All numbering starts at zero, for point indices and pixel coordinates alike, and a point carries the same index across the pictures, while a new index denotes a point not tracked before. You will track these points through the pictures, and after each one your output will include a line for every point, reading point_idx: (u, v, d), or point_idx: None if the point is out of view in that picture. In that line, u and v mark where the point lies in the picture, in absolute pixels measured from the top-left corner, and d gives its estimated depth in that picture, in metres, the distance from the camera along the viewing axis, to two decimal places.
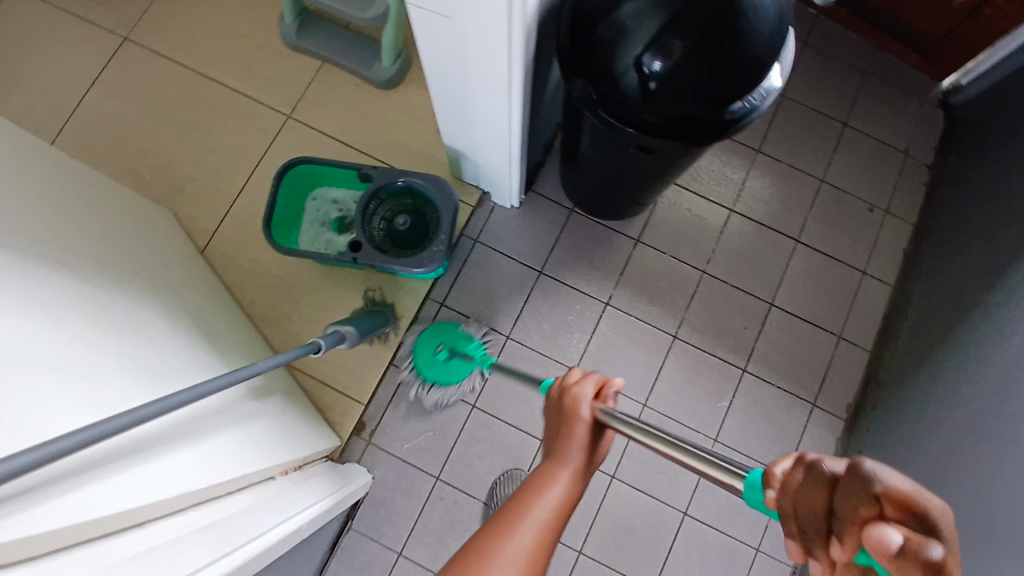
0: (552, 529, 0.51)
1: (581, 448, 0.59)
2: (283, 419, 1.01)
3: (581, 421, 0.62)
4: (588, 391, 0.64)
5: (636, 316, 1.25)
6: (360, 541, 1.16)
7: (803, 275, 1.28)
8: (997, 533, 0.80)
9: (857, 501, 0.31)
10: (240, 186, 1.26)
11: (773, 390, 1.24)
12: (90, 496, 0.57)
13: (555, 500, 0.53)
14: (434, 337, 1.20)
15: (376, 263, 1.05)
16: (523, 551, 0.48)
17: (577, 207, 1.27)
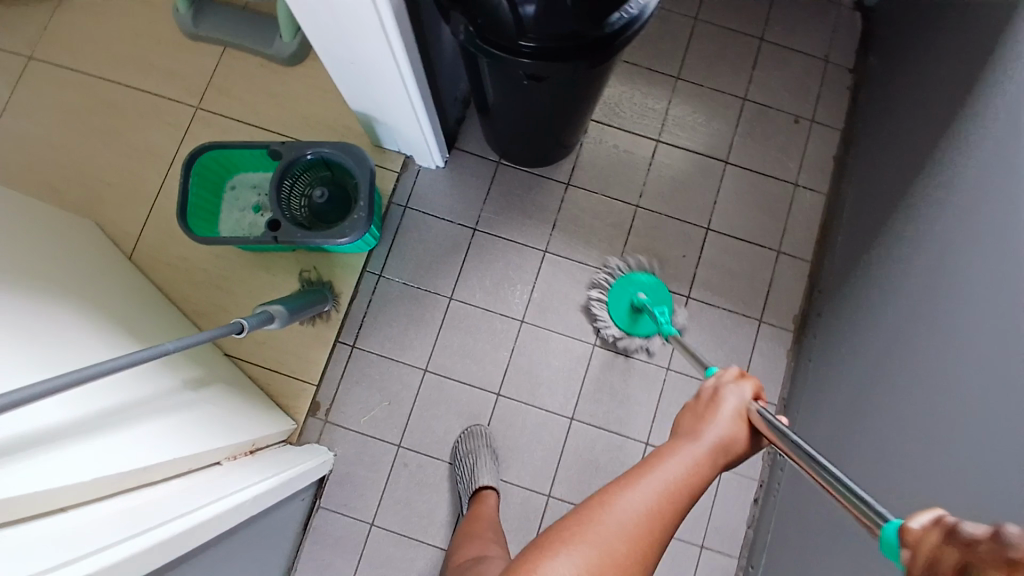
0: (680, 495, 0.58)
1: (715, 436, 0.65)
2: (224, 409, 0.99)
3: (729, 418, 0.67)
4: (737, 393, 0.70)
5: (575, 259, 1.25)
6: (330, 518, 1.17)
7: (736, 195, 1.29)
8: (942, 409, 0.81)
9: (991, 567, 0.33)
10: (158, 185, 1.24)
11: (719, 313, 1.25)
12: (2, 476, 0.55)
13: (683, 469, 0.60)
14: (628, 289, 1.22)
15: (297, 240, 1.05)
16: (645, 507, 0.56)
17: (503, 158, 1.27)
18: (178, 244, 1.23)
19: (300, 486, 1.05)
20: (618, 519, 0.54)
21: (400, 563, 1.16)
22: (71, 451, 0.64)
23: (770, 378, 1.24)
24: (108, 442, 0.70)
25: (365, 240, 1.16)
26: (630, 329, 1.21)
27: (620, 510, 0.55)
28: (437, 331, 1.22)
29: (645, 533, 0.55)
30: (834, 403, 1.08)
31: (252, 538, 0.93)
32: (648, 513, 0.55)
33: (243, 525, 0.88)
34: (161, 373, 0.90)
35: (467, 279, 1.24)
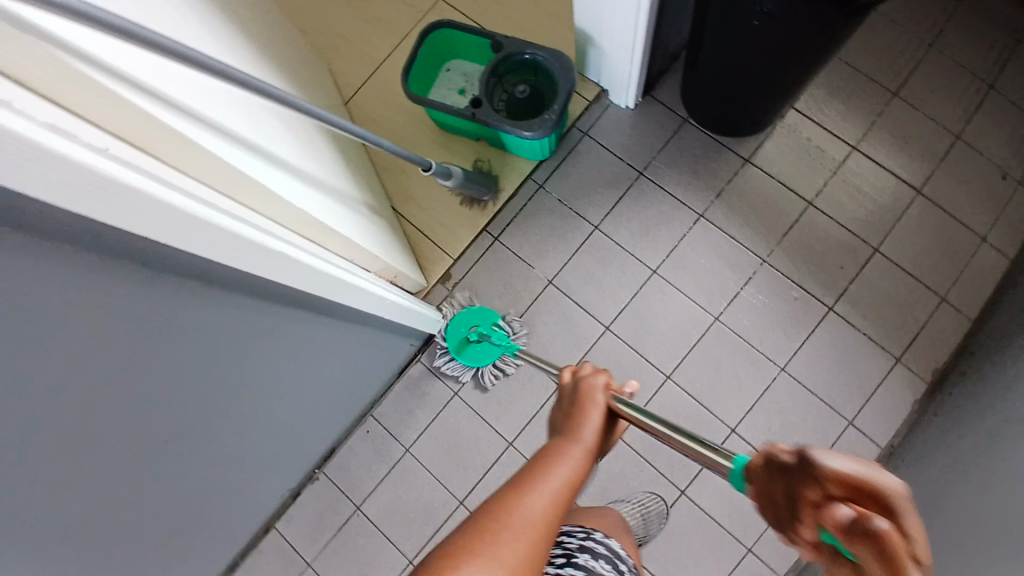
0: (562, 501, 0.61)
1: (591, 436, 0.68)
2: (373, 230, 1.14)
3: (596, 409, 0.70)
4: (600, 381, 0.73)
5: (727, 232, 1.26)
6: (425, 374, 1.29)
7: (916, 228, 1.22)
8: None
9: (809, 486, 0.40)
10: (386, 53, 1.43)
11: (856, 335, 1.19)
12: (259, 172, 0.74)
13: (566, 474, 0.63)
14: (465, 322, 1.27)
15: (491, 122, 1.18)
16: (537, 515, 0.58)
17: (692, 118, 1.30)
18: (386, 105, 1.41)
19: (409, 327, 1.18)
20: (512, 528, 0.55)
21: (466, 436, 1.26)
22: (276, 174, 0.80)
23: (886, 419, 1.16)
24: (310, 199, 0.88)
25: (542, 147, 1.26)
26: (459, 357, 1.25)
27: (505, 528, 0.55)
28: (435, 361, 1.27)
29: (541, 536, 0.56)
30: (949, 457, 1.00)
31: (356, 339, 1.07)
32: (539, 519, 0.57)
33: (352, 318, 1.02)
34: (330, 176, 1.06)
35: (616, 216, 1.29)
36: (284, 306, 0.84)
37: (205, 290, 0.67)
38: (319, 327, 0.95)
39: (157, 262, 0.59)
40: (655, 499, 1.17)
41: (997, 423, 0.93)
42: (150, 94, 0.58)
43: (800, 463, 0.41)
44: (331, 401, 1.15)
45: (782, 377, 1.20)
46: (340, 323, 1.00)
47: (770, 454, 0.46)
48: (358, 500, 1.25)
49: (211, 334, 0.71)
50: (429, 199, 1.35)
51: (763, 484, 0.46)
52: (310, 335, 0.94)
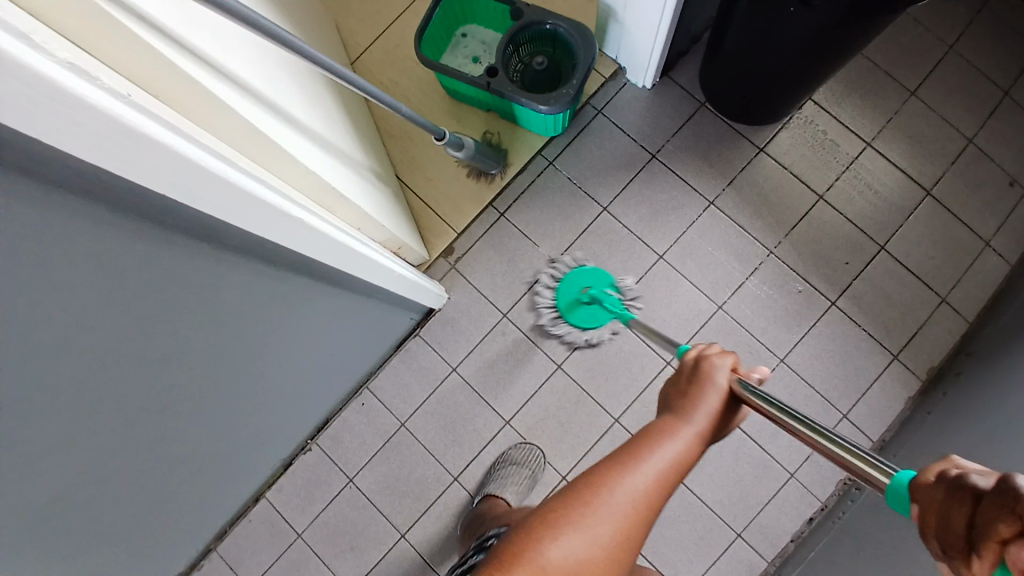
0: (667, 482, 0.57)
1: (708, 415, 0.60)
2: (380, 198, 1.11)
3: (713, 390, 0.62)
4: (723, 363, 0.64)
5: (736, 221, 1.24)
6: (423, 348, 1.27)
7: (923, 228, 1.22)
8: None
9: (1000, 519, 0.35)
10: (396, 14, 1.38)
11: (857, 331, 1.20)
12: (276, 132, 0.71)
13: (674, 453, 0.58)
14: (577, 282, 1.24)
15: (506, 93, 1.14)
16: (637, 493, 0.55)
17: (708, 102, 1.28)
18: (394, 69, 1.35)
19: (412, 300, 1.16)
20: (609, 504, 0.54)
21: (461, 412, 1.25)
22: (291, 133, 0.76)
23: (879, 415, 1.18)
24: (323, 163, 0.85)
25: (555, 124, 1.23)
26: (566, 316, 1.23)
27: (604, 500, 0.54)
28: (540, 321, 1.24)
29: (639, 515, 0.55)
30: (939, 455, 1.02)
31: (359, 311, 1.05)
32: (638, 497, 0.55)
33: (358, 289, 1.00)
34: (339, 140, 1.02)
35: (626, 198, 1.27)
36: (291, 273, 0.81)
37: (214, 254, 0.65)
38: (324, 297, 0.92)
39: (170, 222, 0.56)
40: None
41: (989, 425, 0.95)
42: (165, 36, 0.54)
43: (996, 491, 0.36)
44: (329, 372, 1.13)
45: (779, 369, 1.20)
46: (346, 294, 0.97)
47: (952, 475, 0.40)
48: (351, 472, 1.25)
49: (220, 299, 0.69)
50: (436, 170, 1.31)
51: (927, 506, 0.41)
52: (315, 306, 0.91)
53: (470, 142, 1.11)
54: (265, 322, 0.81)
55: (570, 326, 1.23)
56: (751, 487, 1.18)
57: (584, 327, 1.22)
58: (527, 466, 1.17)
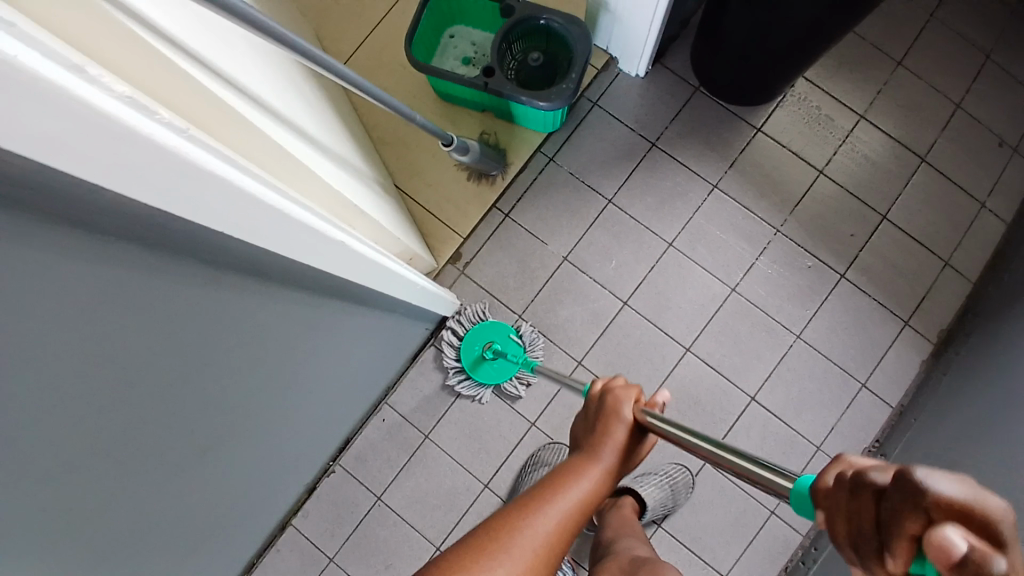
0: (569, 524, 0.59)
1: (615, 450, 0.65)
2: (387, 211, 1.08)
3: (624, 420, 0.66)
4: (632, 395, 0.68)
5: (741, 204, 1.25)
6: (440, 358, 1.25)
7: (922, 194, 1.24)
8: None
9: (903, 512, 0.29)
10: (379, 17, 1.35)
11: (868, 301, 1.22)
12: (295, 150, 0.67)
13: (577, 496, 0.61)
14: (479, 339, 1.22)
15: (505, 92, 1.12)
16: (545, 533, 0.57)
17: (704, 86, 1.28)
18: (383, 77, 1.32)
19: (428, 310, 1.14)
20: (519, 545, 0.54)
21: (486, 419, 1.23)
22: (308, 151, 0.73)
23: (897, 380, 1.20)
24: (335, 177, 0.81)
25: (554, 120, 1.22)
26: (472, 374, 1.21)
27: (515, 540, 0.54)
28: (449, 376, 1.23)
29: (541, 561, 0.55)
30: (961, 415, 1.05)
31: (380, 327, 1.03)
32: (543, 541, 0.56)
33: (382, 305, 0.97)
34: (343, 154, 0.98)
35: (630, 189, 1.27)
36: (325, 297, 0.78)
37: (258, 285, 0.62)
38: (350, 317, 0.90)
39: (221, 257, 0.53)
40: (681, 470, 1.19)
41: (1009, 382, 0.98)
42: (188, 58, 0.50)
43: (893, 484, 0.30)
44: (350, 392, 1.10)
45: (798, 345, 1.21)
46: (369, 312, 0.95)
47: (849, 474, 0.35)
48: (379, 491, 1.22)
49: (262, 334, 0.66)
50: (435, 176, 1.29)
51: (836, 510, 0.35)
52: (343, 327, 0.89)
53: (475, 146, 1.09)
54: (299, 349, 0.79)
55: (477, 384, 1.22)
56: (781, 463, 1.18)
57: (490, 384, 1.21)
58: None
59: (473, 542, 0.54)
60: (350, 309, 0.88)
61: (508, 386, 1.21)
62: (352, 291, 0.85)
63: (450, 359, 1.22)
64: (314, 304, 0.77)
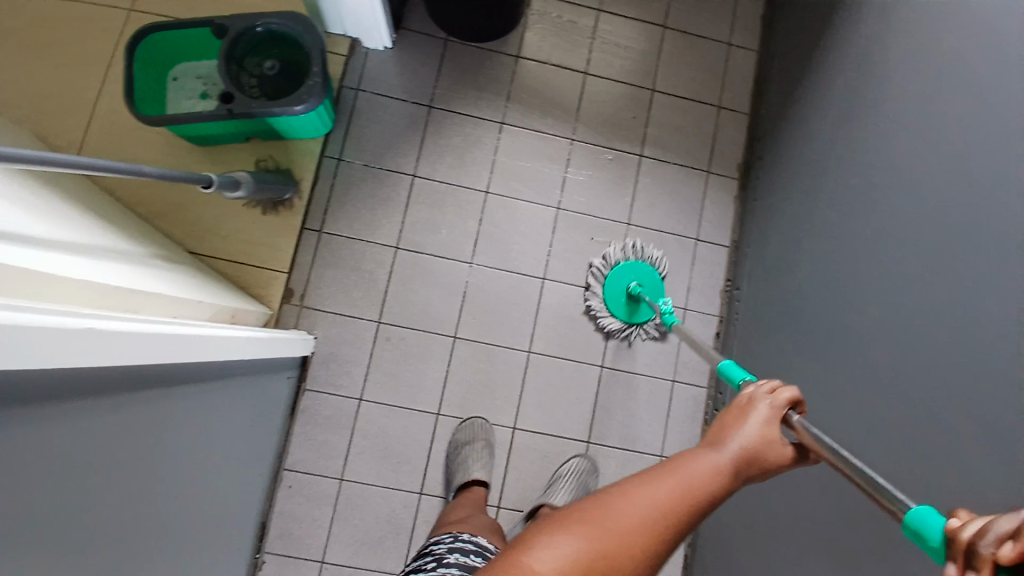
0: (694, 502, 0.44)
1: (746, 442, 0.48)
2: (182, 283, 0.98)
3: (760, 419, 0.50)
4: (776, 399, 0.52)
5: (532, 128, 1.28)
6: (319, 399, 1.17)
7: (677, 56, 1.34)
8: (883, 193, 0.89)
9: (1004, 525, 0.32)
10: (97, 92, 1.24)
11: (673, 167, 1.31)
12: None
13: (708, 469, 0.45)
14: (626, 275, 1.22)
15: (254, 111, 1.06)
16: (662, 502, 0.42)
17: (452, 35, 1.28)
18: (131, 149, 1.23)
19: (279, 357, 1.06)
20: (624, 512, 0.41)
21: (391, 432, 1.18)
22: (30, 251, 0.63)
23: (722, 223, 1.31)
24: (76, 264, 0.72)
25: (324, 120, 1.16)
26: (630, 318, 1.22)
27: (621, 509, 0.41)
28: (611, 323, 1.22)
29: (644, 545, 0.41)
30: (780, 227, 1.17)
31: (234, 395, 0.95)
32: (650, 511, 0.42)
33: (220, 375, 0.88)
34: (101, 245, 0.87)
35: (427, 156, 1.24)
36: (161, 386, 0.70)
37: (73, 411, 0.52)
38: (193, 403, 0.80)
39: (14, 398, 0.44)
40: (583, 460, 1.17)
41: (808, 183, 1.10)
42: None
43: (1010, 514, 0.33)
44: (237, 476, 1.00)
45: (632, 232, 1.28)
46: (213, 387, 0.85)
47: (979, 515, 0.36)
48: (319, 555, 1.15)
49: (95, 464, 0.57)
50: (229, 225, 1.19)
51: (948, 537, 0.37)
52: (189, 411, 0.79)
53: (245, 175, 1.02)
54: (149, 460, 0.69)
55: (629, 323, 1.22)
56: (663, 338, 1.25)
57: (637, 322, 1.22)
58: (479, 439, 1.16)
59: (570, 512, 0.42)
60: (191, 391, 0.79)
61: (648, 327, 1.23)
62: (187, 373, 0.77)
63: (601, 308, 1.21)
64: (151, 401, 0.68)
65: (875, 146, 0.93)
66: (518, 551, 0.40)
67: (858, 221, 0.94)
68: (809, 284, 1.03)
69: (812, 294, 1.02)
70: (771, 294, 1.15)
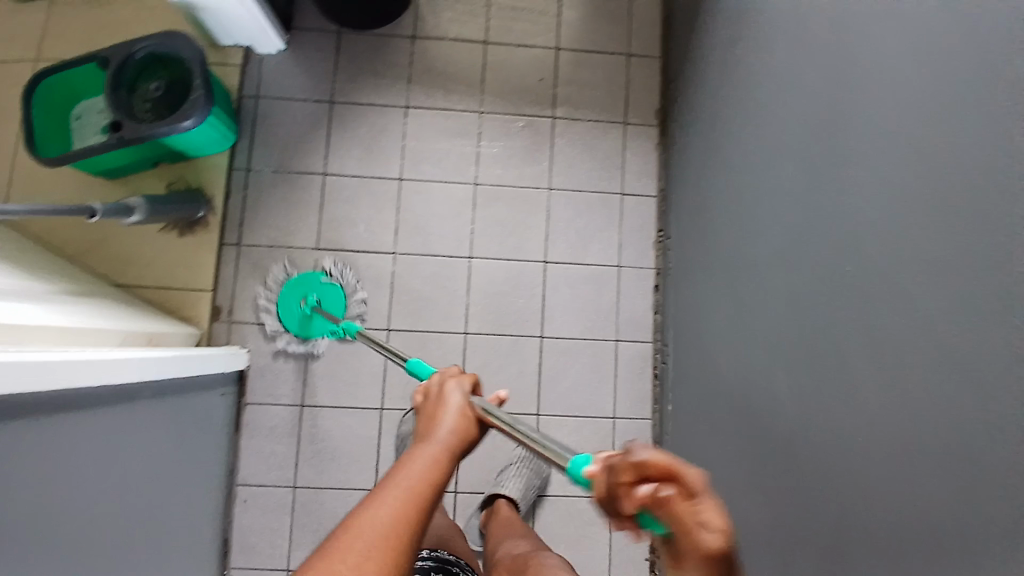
0: (416, 513, 0.46)
1: (449, 433, 0.54)
2: (87, 313, 0.96)
3: (454, 411, 0.57)
4: (461, 386, 0.60)
5: (438, 107, 1.25)
6: (261, 410, 1.18)
7: (578, 10, 1.30)
8: (781, 113, 0.85)
9: (620, 474, 0.36)
10: (10, 142, 1.24)
11: (589, 124, 1.27)
12: None
13: (420, 478, 0.48)
14: (295, 293, 1.16)
15: (143, 134, 1.05)
16: (387, 522, 0.45)
17: (343, 26, 1.26)
18: (48, 193, 1.23)
19: (202, 374, 1.04)
20: (354, 551, 0.43)
21: (337, 433, 1.17)
22: None
23: (646, 173, 1.27)
24: None
25: (220, 131, 1.16)
26: (306, 334, 1.16)
27: (350, 550, 0.43)
28: (280, 345, 1.17)
29: (383, 566, 0.43)
30: (697, 167, 1.13)
31: (164, 415, 0.94)
32: (372, 546, 0.43)
33: (135, 396, 0.87)
34: None
35: (336, 153, 1.23)
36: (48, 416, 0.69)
37: None
38: (96, 427, 0.77)
39: None
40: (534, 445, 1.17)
41: (715, 116, 1.06)
42: None
43: (619, 464, 0.37)
44: (183, 496, 1.00)
45: (555, 196, 1.25)
46: (123, 410, 0.84)
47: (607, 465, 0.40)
48: (284, 563, 1.15)
49: None
50: (151, 251, 1.20)
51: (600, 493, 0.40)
52: (103, 436, 0.79)
53: (135, 200, 1.06)
54: (55, 490, 0.69)
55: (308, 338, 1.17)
56: (600, 299, 1.22)
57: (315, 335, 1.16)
58: None
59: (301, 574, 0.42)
60: (92, 418, 0.76)
61: (315, 344, 1.17)
62: (80, 397, 0.75)
63: (280, 332, 1.16)
64: (30, 429, 0.65)
65: (770, 66, 0.89)
66: None
67: (761, 147, 0.90)
68: (727, 220, 0.99)
69: (731, 230, 0.98)
70: (697, 237, 1.11)
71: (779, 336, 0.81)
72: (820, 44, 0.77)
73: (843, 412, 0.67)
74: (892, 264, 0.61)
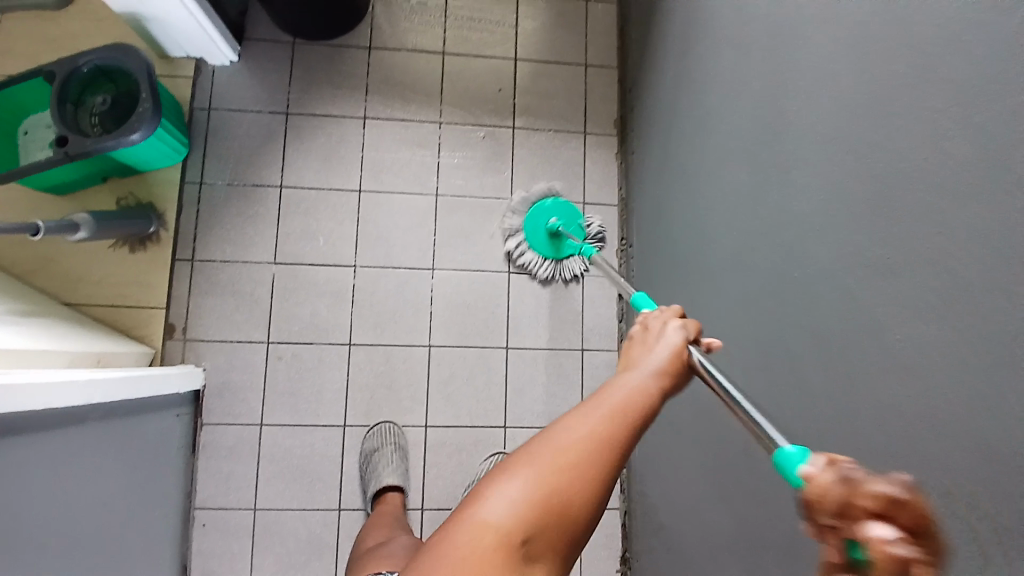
0: (622, 431, 0.44)
1: (662, 365, 0.49)
2: (26, 332, 0.91)
3: (666, 345, 0.52)
4: (673, 326, 0.54)
5: (397, 117, 1.24)
6: (219, 431, 1.14)
7: (535, 20, 1.31)
8: (730, 122, 0.86)
9: (861, 493, 0.29)
10: None
11: (549, 133, 1.28)
12: None
13: (629, 398, 0.45)
14: (543, 216, 1.20)
15: (89, 149, 1.02)
16: (596, 426, 0.43)
17: (298, 36, 1.24)
18: None
19: (154, 395, 1.01)
20: (558, 442, 0.42)
21: (298, 451, 1.14)
22: None
23: (605, 182, 1.28)
24: None
25: (171, 144, 1.13)
26: (556, 254, 1.21)
27: (556, 440, 0.42)
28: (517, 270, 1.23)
29: (588, 464, 0.42)
30: (654, 175, 1.15)
31: (116, 438, 0.91)
32: (577, 455, 0.42)
33: (85, 418, 0.84)
34: None
35: (293, 165, 1.21)
36: None
37: None
38: (43, 455, 0.74)
39: None
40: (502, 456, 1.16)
41: (669, 125, 1.08)
42: None
43: (865, 482, 0.30)
44: (138, 522, 0.96)
45: (517, 206, 1.25)
46: (72, 433, 0.80)
47: (836, 473, 0.33)
48: None
49: None
50: (101, 269, 1.16)
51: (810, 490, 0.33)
52: (52, 461, 0.76)
53: (81, 217, 1.04)
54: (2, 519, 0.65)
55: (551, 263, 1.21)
56: (564, 307, 1.23)
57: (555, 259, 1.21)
58: (389, 443, 1.12)
59: (516, 452, 0.43)
60: (40, 446, 0.73)
61: (567, 265, 1.21)
62: (27, 420, 0.71)
63: (522, 247, 1.20)
64: None
65: (719, 76, 0.90)
66: (468, 502, 0.42)
67: (714, 155, 0.91)
68: (684, 227, 1.01)
69: (688, 237, 0.99)
70: (657, 244, 1.12)
71: (734, 341, 0.82)
72: (766, 54, 0.79)
73: (797, 415, 0.68)
74: (835, 268, 0.62)
